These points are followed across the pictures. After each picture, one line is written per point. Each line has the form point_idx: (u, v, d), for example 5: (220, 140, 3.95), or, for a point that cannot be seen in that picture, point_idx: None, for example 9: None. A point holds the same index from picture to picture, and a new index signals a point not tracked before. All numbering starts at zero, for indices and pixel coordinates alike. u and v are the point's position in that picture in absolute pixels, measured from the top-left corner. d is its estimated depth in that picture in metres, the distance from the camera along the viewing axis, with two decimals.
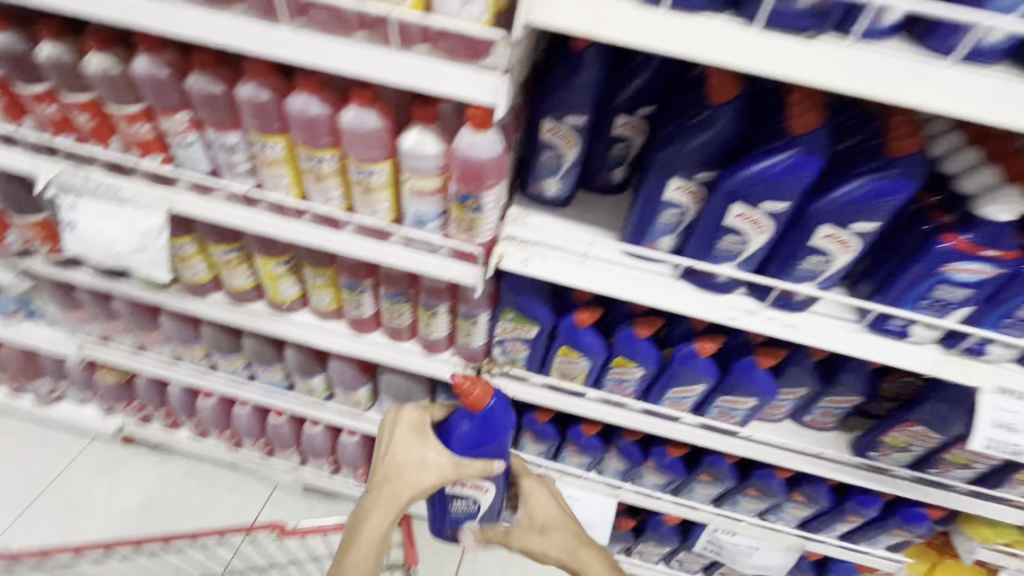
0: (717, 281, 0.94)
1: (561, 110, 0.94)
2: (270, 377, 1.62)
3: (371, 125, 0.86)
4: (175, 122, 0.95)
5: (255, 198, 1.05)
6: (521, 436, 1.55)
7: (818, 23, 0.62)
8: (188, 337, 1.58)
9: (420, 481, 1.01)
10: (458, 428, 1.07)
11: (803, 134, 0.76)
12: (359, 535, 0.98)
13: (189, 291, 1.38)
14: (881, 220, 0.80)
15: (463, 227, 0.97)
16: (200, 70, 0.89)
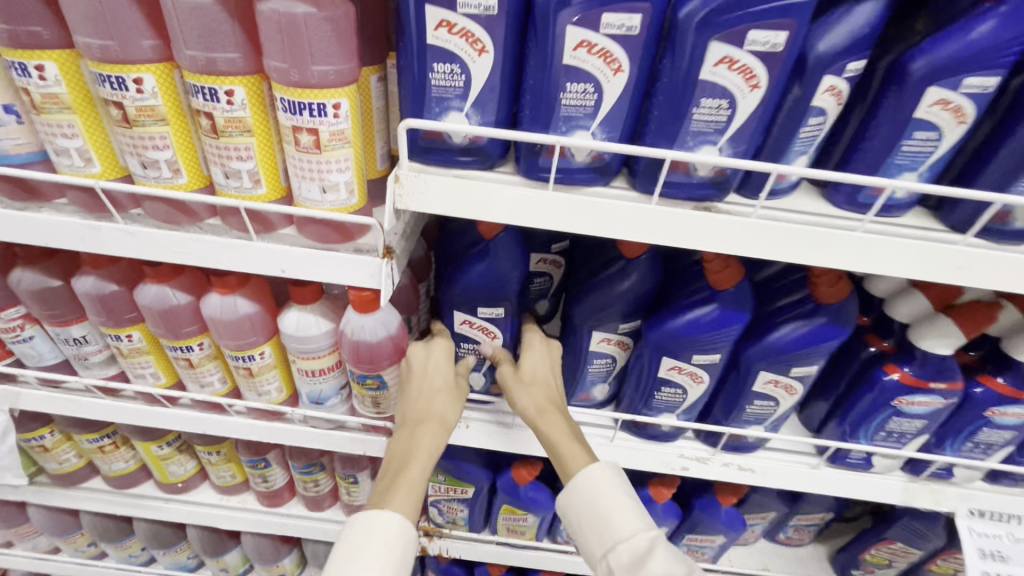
0: (661, 431, 0.85)
1: None
2: (172, 559, 1.37)
3: (241, 311, 0.73)
4: (3, 320, 0.79)
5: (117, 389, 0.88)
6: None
7: (717, 191, 0.56)
8: (65, 527, 1.31)
9: (449, 413, 0.71)
10: (468, 272, 0.78)
11: (722, 287, 0.69)
12: (396, 474, 0.65)
13: (58, 480, 1.15)
14: (820, 362, 0.73)
15: (369, 405, 0.83)
16: (28, 265, 0.75)
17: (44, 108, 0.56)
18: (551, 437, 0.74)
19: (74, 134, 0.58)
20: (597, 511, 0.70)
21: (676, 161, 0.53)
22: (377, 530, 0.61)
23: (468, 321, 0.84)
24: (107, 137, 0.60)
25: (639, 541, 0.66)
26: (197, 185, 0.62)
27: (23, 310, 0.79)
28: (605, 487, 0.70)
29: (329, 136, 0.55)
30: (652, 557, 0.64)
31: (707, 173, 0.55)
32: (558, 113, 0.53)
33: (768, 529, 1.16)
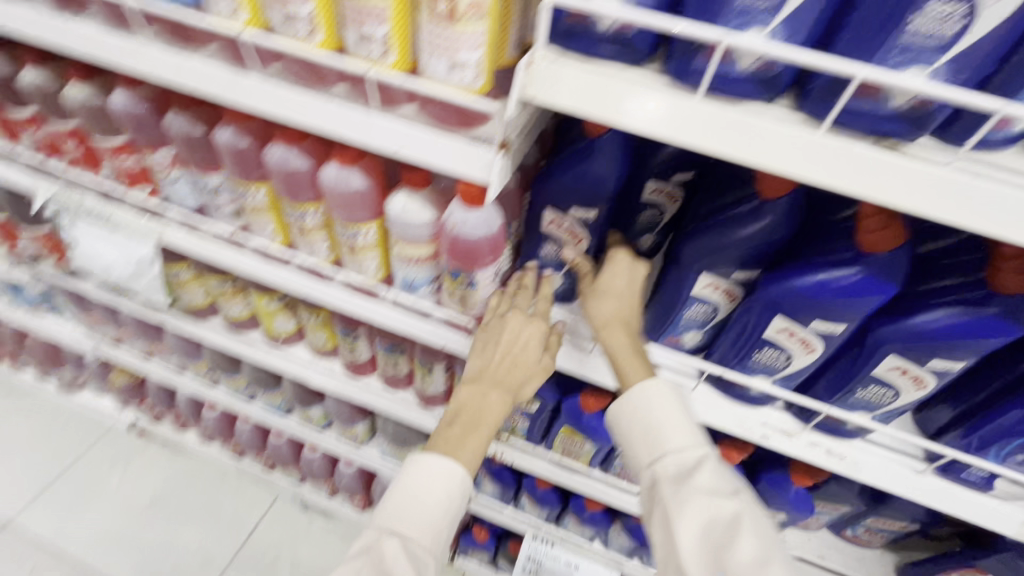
0: (751, 394, 0.79)
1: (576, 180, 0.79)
2: (270, 400, 1.57)
3: (354, 186, 0.75)
4: (157, 160, 0.88)
5: (242, 240, 0.97)
6: (521, 496, 1.42)
7: (911, 130, 0.46)
8: (190, 351, 1.54)
9: (522, 382, 0.77)
10: (571, 168, 0.73)
11: (870, 251, 0.60)
12: (463, 427, 0.75)
13: (188, 314, 1.33)
14: (969, 360, 0.62)
15: (459, 302, 0.85)
16: (181, 109, 0.81)
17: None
18: (619, 360, 0.75)
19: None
20: (649, 425, 0.74)
21: (867, 82, 0.43)
22: (433, 485, 0.71)
23: (556, 221, 0.79)
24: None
25: (688, 455, 0.70)
26: (330, 48, 0.61)
27: (171, 152, 0.87)
28: (656, 405, 0.73)
29: (467, 6, 0.51)
30: (699, 470, 0.68)
31: (904, 103, 0.44)
32: (731, 7, 0.44)
33: (835, 521, 1.09)
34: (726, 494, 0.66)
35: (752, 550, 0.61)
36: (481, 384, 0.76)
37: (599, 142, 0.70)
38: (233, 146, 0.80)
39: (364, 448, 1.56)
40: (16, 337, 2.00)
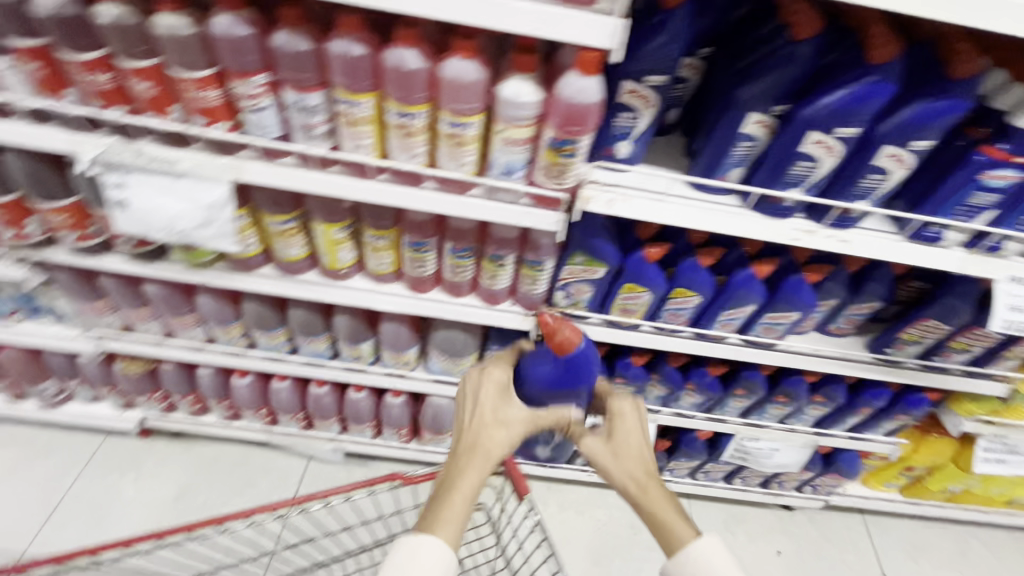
0: (785, 206, 1.05)
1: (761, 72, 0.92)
2: (315, 348, 1.62)
3: (589, 95, 0.86)
4: (357, 107, 0.93)
5: (330, 160, 1.04)
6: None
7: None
8: (360, 334, 1.56)
9: (494, 444, 1.02)
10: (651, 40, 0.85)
11: (879, 64, 0.84)
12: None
13: (237, 265, 1.35)
14: (860, 126, 0.90)
15: (451, 270, 1.32)
16: (287, 27, 0.85)
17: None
18: (649, 499, 1.03)
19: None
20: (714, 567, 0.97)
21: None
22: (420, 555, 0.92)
23: (634, 90, 0.95)
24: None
25: None
26: None
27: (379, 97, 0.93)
28: None
29: None
30: None
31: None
32: (732, 153, 1.01)
33: (823, 318, 1.42)
34: None
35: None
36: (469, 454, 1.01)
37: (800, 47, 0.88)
38: (457, 80, 0.88)
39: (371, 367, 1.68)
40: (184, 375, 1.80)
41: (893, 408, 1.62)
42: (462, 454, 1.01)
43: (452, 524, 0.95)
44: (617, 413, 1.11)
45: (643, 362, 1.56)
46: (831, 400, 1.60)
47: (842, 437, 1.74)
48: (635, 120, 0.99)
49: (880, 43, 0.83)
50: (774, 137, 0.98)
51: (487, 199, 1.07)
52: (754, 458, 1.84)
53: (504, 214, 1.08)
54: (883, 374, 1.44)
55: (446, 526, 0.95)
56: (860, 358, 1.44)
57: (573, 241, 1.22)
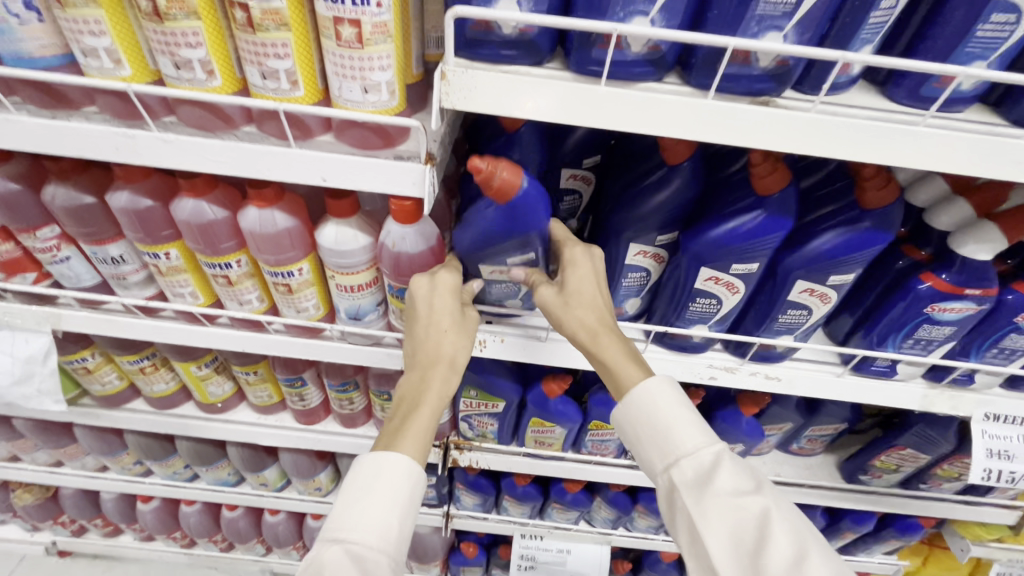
0: (693, 342, 0.87)
1: (637, 196, 0.76)
2: (216, 475, 1.45)
3: (417, 243, 0.72)
4: (160, 259, 0.79)
5: (157, 307, 0.90)
6: (501, 500, 1.44)
7: (776, 84, 0.55)
8: (259, 463, 1.39)
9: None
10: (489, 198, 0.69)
11: (766, 194, 0.68)
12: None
13: (102, 401, 1.20)
14: (762, 260, 0.73)
15: (338, 403, 1.16)
16: (59, 180, 0.73)
17: (261, 27, 0.53)
18: (605, 351, 0.73)
19: (198, 43, 0.55)
20: (655, 425, 0.71)
21: (608, 33, 0.51)
22: (384, 473, 0.65)
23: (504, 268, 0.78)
24: (223, 31, 0.57)
25: (702, 456, 0.67)
26: (232, 87, 0.60)
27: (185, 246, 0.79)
28: (662, 402, 0.71)
29: (372, 29, 0.53)
30: (718, 471, 0.65)
31: (768, 63, 0.53)
32: (621, 287, 0.85)
33: (782, 439, 1.21)
34: (749, 492, 0.63)
35: (790, 549, 0.58)
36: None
37: (673, 172, 0.73)
38: (263, 229, 0.74)
39: (282, 493, 1.50)
40: (86, 500, 1.65)
41: (883, 532, 1.36)
42: (416, 369, 0.70)
43: (423, 436, 0.68)
44: (569, 258, 0.75)
45: (580, 487, 1.35)
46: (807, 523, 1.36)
47: None
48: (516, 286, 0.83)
49: (763, 170, 0.67)
50: (666, 269, 0.82)
51: (343, 341, 0.92)
52: None
53: (365, 358, 0.92)
54: (860, 503, 1.20)
55: (413, 446, 0.67)
56: (830, 485, 1.21)
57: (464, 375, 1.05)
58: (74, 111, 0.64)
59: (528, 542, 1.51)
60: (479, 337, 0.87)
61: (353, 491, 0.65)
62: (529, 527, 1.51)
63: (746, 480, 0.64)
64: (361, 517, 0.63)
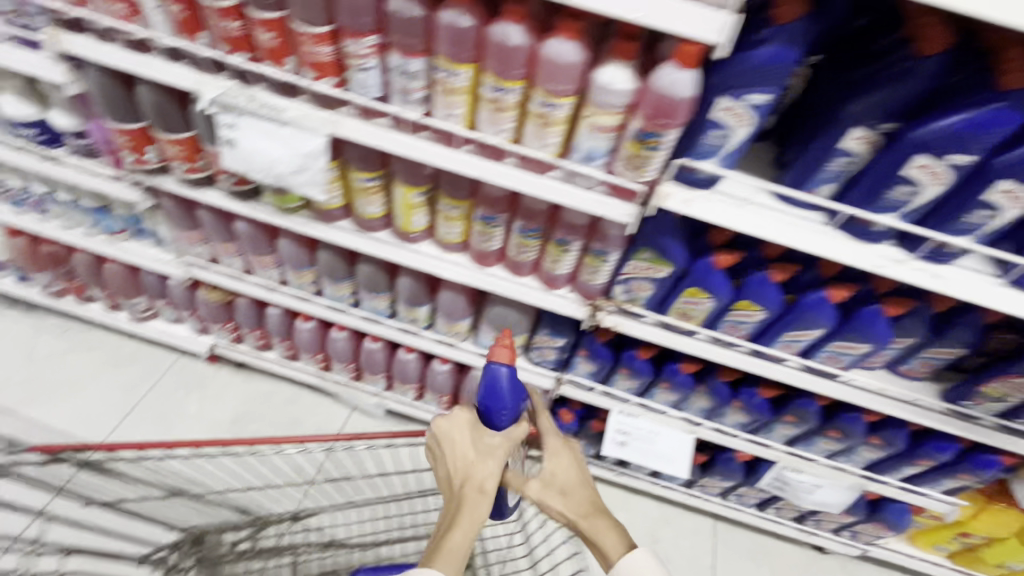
0: (873, 230, 0.99)
1: (849, 121, 0.91)
2: (596, 144, 1.00)
3: (682, 91, 0.86)
4: (507, 94, 0.97)
5: None
6: (655, 385, 1.63)
7: None
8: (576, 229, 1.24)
9: (487, 481, 1.05)
10: (753, 54, 0.83)
11: (1011, 90, 0.78)
12: (443, 543, 0.98)
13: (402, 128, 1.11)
14: (979, 154, 0.84)
15: (629, 162, 1.01)
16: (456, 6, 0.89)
17: None
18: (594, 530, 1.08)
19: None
20: None
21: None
22: None
23: (728, 108, 0.89)
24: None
25: None
26: None
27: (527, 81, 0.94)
28: None
29: None
30: None
31: None
32: (819, 173, 0.98)
33: (897, 357, 1.34)
34: None
35: None
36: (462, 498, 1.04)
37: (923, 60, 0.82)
38: (503, 42, 0.90)
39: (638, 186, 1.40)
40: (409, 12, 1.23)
41: (958, 466, 1.51)
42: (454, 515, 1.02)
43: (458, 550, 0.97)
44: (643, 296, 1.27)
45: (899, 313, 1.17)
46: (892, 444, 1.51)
47: (894, 486, 1.66)
48: (728, 138, 0.94)
49: (1014, 67, 0.77)
50: (875, 156, 0.93)
51: (562, 181, 1.08)
52: (792, 491, 1.77)
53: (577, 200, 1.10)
54: (954, 426, 1.35)
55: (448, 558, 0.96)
56: (930, 406, 1.35)
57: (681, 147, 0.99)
58: None
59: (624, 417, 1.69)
60: (687, 195, 1.03)
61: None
62: (629, 404, 1.69)
63: None
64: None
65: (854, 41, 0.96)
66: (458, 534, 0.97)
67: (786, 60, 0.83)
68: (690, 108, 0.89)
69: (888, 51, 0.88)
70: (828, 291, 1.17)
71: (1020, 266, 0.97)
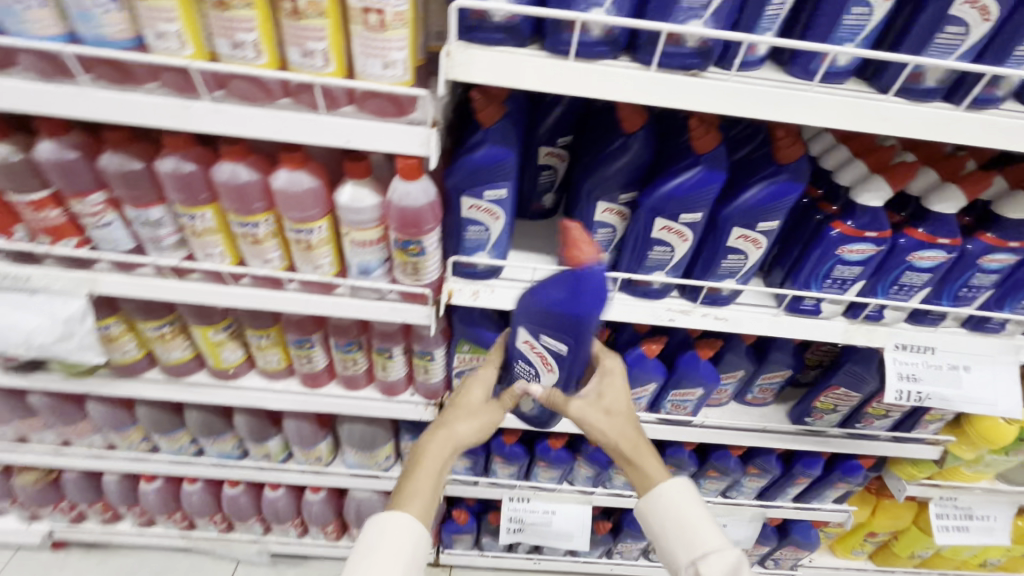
0: (653, 289, 1.03)
1: (593, 195, 0.94)
2: (364, 258, 0.97)
3: (420, 201, 0.86)
4: (258, 227, 0.92)
5: (341, 97, 0.78)
6: (534, 466, 1.57)
7: (609, 50, 0.71)
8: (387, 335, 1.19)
9: (459, 428, 0.97)
10: (473, 155, 0.85)
11: (705, 154, 0.85)
12: (414, 470, 0.91)
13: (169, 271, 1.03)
14: (705, 210, 0.90)
15: (406, 270, 0.98)
16: (172, 152, 0.85)
17: (305, 15, 0.68)
18: (641, 457, 1.00)
19: (250, 27, 0.69)
20: (683, 524, 0.94)
21: (573, 21, 0.68)
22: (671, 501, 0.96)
23: (474, 205, 0.91)
24: (269, 18, 0.71)
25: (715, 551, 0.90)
26: (274, 67, 0.74)
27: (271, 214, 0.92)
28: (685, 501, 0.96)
29: (392, 17, 0.68)
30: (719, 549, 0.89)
31: (598, 32, 0.70)
32: (589, 245, 1.00)
33: (738, 389, 1.38)
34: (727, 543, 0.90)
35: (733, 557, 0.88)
36: (444, 435, 0.96)
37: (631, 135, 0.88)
38: (233, 181, 0.87)
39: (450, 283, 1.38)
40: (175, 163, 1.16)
41: (831, 476, 1.54)
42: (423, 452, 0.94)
43: (423, 500, 0.89)
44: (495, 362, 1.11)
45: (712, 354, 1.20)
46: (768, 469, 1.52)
47: (788, 507, 1.67)
48: (487, 231, 0.95)
49: (701, 134, 0.84)
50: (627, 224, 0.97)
51: (352, 297, 1.05)
52: None
53: (371, 311, 1.05)
54: (808, 442, 1.38)
55: (412, 501, 0.88)
56: (785, 430, 1.38)
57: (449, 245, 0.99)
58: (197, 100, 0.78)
59: (516, 504, 1.64)
60: (471, 288, 1.02)
61: (682, 529, 0.94)
62: (517, 490, 1.64)
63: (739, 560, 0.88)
64: (699, 538, 0.92)
65: (589, 120, 1.02)
66: (418, 471, 0.90)
67: (507, 155, 0.85)
68: (437, 211, 0.90)
69: (610, 127, 0.94)
70: (643, 347, 1.18)
71: (789, 295, 1.02)
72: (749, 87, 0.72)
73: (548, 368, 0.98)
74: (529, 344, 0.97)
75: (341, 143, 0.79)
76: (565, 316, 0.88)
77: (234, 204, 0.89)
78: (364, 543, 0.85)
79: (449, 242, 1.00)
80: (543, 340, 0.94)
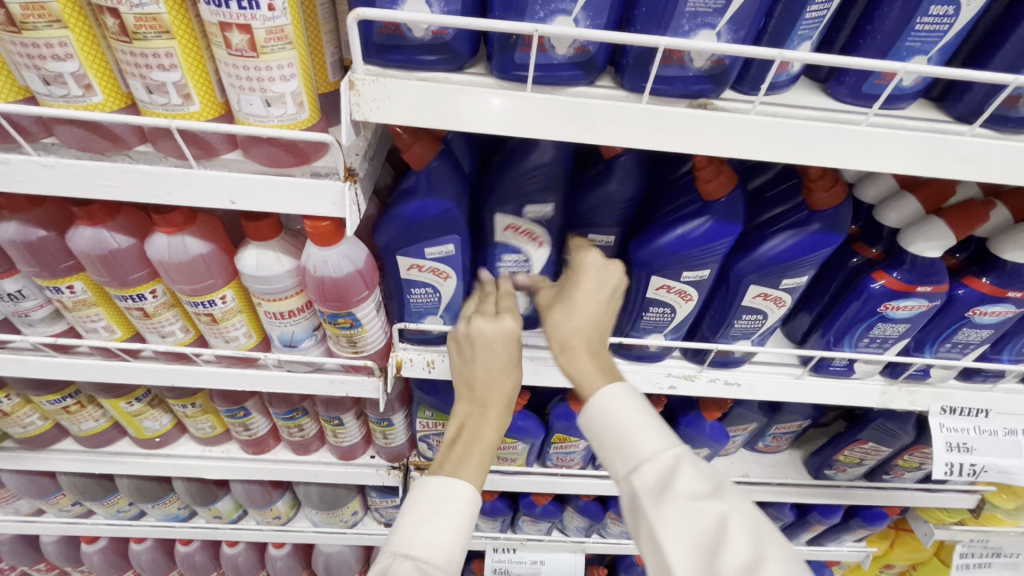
0: (650, 352, 0.83)
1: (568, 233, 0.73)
2: (286, 330, 0.77)
3: (345, 265, 0.67)
4: (143, 300, 0.72)
5: (214, 141, 0.57)
6: (519, 518, 1.41)
7: (583, 73, 0.51)
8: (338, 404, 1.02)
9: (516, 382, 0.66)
10: (407, 206, 0.65)
11: (712, 200, 0.65)
12: (466, 450, 0.63)
13: (49, 346, 0.83)
14: (713, 266, 0.70)
15: (342, 343, 0.78)
16: (11, 214, 0.65)
17: (139, 34, 0.47)
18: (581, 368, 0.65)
19: (68, 55, 0.48)
20: (615, 430, 0.63)
21: (529, 35, 0.47)
22: (606, 407, 0.63)
23: (417, 266, 0.71)
24: (99, 41, 0.50)
25: (661, 460, 0.59)
26: (113, 105, 0.53)
27: (158, 283, 0.71)
28: (623, 405, 0.63)
29: (265, 35, 0.47)
30: (677, 476, 0.58)
31: (567, 50, 0.49)
32: None
33: (748, 438, 1.20)
34: (708, 495, 0.56)
35: (698, 485, 0.57)
36: (484, 407, 0.65)
37: (618, 171, 0.68)
38: (97, 248, 0.66)
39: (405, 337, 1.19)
40: None
41: (851, 522, 1.38)
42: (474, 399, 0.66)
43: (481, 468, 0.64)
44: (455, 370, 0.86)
45: (719, 413, 1.01)
46: (781, 516, 1.36)
47: (801, 550, 1.51)
48: (438, 294, 0.75)
49: (709, 172, 0.64)
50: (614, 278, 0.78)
51: (280, 370, 0.84)
52: None
53: (306, 387, 0.85)
54: (829, 498, 1.20)
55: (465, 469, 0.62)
56: (801, 483, 1.20)
57: (395, 308, 0.79)
58: (21, 149, 0.57)
59: (501, 556, 1.43)
60: (426, 358, 0.83)
61: (614, 438, 0.62)
62: (501, 540, 1.44)
63: (705, 482, 0.58)
64: (632, 443, 0.61)
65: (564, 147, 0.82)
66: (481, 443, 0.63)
67: (452, 206, 0.66)
68: (368, 274, 0.70)
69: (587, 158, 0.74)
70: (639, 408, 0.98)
71: (816, 355, 0.83)
72: (781, 120, 0.51)
73: (539, 245, 0.74)
74: (514, 228, 0.72)
75: (221, 204, 0.58)
76: (540, 172, 0.66)
77: (105, 276, 0.68)
78: (426, 515, 0.60)
79: (393, 304, 0.80)
80: (530, 217, 0.70)
